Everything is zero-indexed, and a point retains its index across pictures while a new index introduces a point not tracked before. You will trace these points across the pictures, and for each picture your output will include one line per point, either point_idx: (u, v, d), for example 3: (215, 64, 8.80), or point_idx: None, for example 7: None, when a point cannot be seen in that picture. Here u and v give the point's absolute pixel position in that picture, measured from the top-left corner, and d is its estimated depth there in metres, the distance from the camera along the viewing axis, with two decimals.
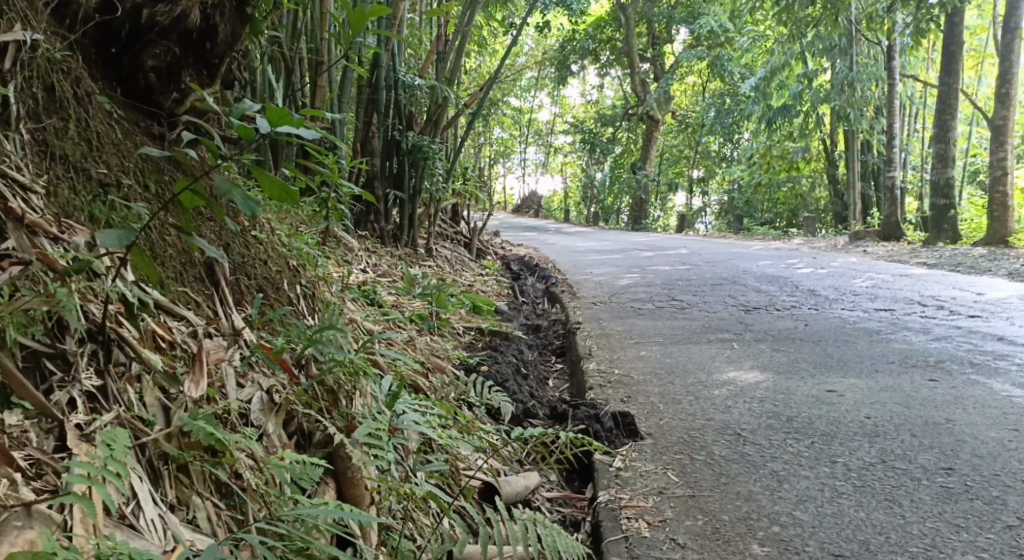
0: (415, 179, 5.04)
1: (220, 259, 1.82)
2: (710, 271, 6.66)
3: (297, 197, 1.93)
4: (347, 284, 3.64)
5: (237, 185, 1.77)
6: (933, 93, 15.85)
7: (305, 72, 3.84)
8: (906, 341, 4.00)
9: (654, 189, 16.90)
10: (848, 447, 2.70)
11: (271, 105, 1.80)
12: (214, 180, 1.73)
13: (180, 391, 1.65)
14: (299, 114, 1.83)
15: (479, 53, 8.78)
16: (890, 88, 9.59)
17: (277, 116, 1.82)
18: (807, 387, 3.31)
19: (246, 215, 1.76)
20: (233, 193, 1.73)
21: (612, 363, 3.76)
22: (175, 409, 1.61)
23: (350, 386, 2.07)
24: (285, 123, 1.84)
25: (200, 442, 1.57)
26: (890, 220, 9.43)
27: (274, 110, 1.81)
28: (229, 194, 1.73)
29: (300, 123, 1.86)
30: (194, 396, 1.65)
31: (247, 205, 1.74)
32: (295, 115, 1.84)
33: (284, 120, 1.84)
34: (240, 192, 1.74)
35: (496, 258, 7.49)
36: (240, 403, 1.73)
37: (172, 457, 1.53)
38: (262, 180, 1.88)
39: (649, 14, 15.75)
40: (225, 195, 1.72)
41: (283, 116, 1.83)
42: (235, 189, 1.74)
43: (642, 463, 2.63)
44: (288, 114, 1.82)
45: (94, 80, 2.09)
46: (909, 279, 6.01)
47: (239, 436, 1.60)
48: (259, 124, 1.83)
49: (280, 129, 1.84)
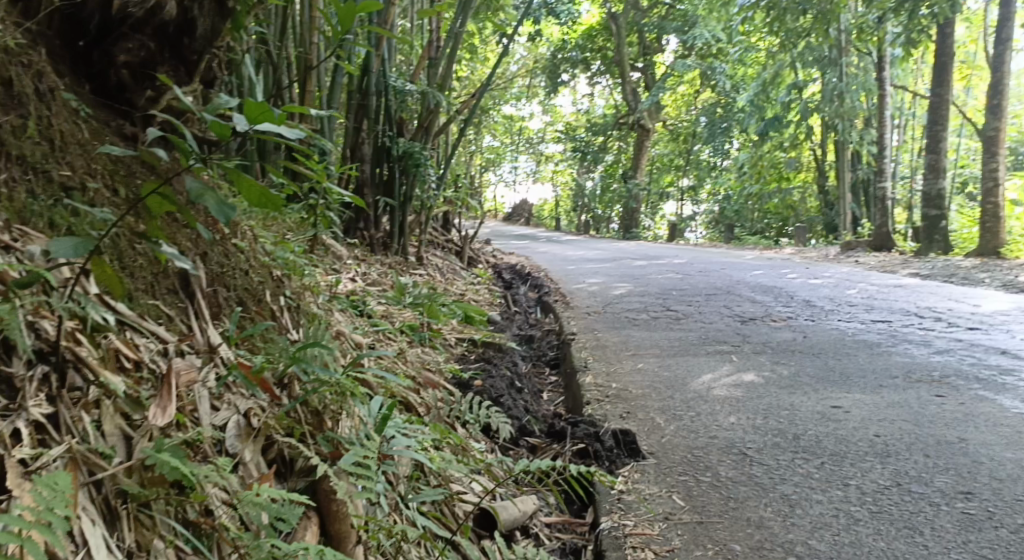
0: (407, 187, 4.84)
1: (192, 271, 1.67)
2: (704, 281, 6.53)
3: (280, 204, 1.77)
4: (335, 294, 3.49)
5: (211, 189, 1.62)
6: (923, 103, 15.74)
7: (292, 76, 3.71)
8: (908, 355, 3.87)
9: (645, 198, 16.80)
10: (860, 468, 2.55)
11: (249, 99, 1.65)
12: (185, 184, 1.58)
13: (144, 419, 1.49)
14: (282, 110, 1.69)
15: (471, 59, 8.63)
16: (880, 97, 9.48)
17: (255, 112, 1.67)
18: (811, 403, 3.17)
19: (220, 222, 1.60)
20: (205, 197, 1.58)
21: (609, 377, 3.60)
22: (139, 438, 1.46)
23: (337, 407, 1.92)
24: (265, 119, 1.69)
25: (165, 477, 1.41)
26: (882, 230, 9.28)
27: (252, 105, 1.66)
28: (201, 199, 1.57)
29: (283, 121, 1.70)
30: (160, 424, 1.49)
31: (222, 211, 1.59)
32: (278, 112, 1.69)
33: (264, 117, 1.69)
34: (212, 197, 1.58)
35: (489, 267, 7.35)
36: (213, 430, 1.57)
37: (131, 495, 1.37)
38: (239, 183, 1.72)
39: (639, 24, 15.68)
40: (196, 200, 1.56)
41: (262, 110, 1.67)
42: (207, 192, 1.58)
43: (645, 485, 2.49)
44: (267, 109, 1.67)
45: (59, 76, 1.95)
46: (904, 290, 5.88)
47: (209, 470, 1.44)
48: (236, 121, 1.67)
49: (261, 127, 1.69)
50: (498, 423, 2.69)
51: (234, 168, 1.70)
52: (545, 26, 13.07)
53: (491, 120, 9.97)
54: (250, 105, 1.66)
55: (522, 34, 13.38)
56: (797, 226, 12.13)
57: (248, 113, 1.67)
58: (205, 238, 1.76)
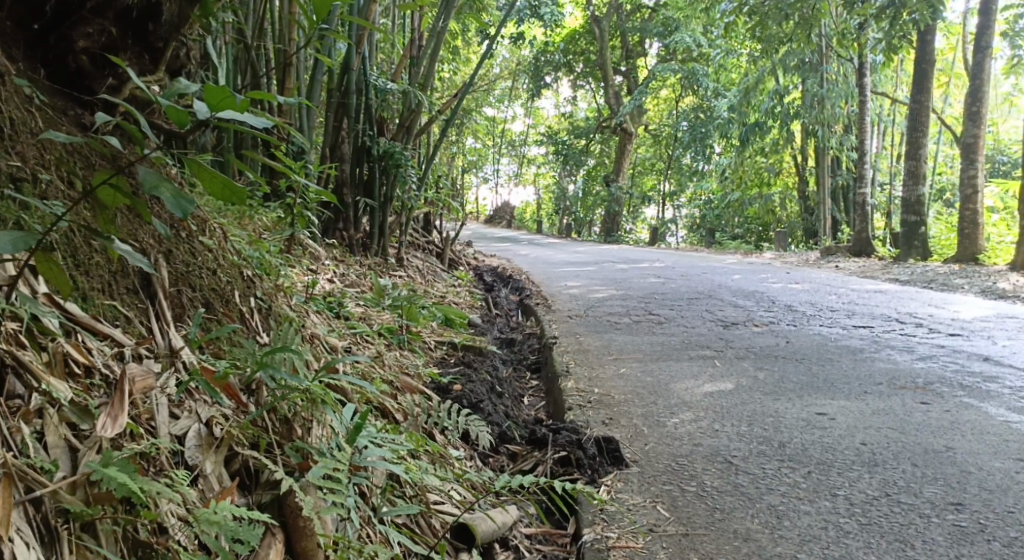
0: (387, 187, 4.80)
1: (148, 269, 1.57)
2: (686, 285, 6.46)
3: (245, 197, 1.65)
4: (311, 295, 3.39)
5: (168, 181, 1.51)
6: (903, 110, 15.74)
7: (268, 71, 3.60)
8: (892, 361, 3.79)
9: (627, 202, 16.72)
10: (848, 478, 2.47)
11: (209, 84, 1.54)
12: (139, 174, 1.46)
13: (93, 429, 1.38)
14: (246, 97, 1.58)
15: (452, 61, 8.52)
16: (861, 102, 9.40)
17: (216, 98, 1.57)
18: (796, 410, 3.07)
19: (176, 216, 1.49)
20: (160, 189, 1.46)
21: (591, 382, 3.51)
22: (86, 450, 1.35)
23: (308, 416, 1.82)
24: (228, 106, 1.59)
25: (111, 493, 1.30)
26: (862, 236, 9.20)
27: (214, 90, 1.55)
28: (155, 191, 1.46)
29: (246, 108, 1.59)
30: (109, 435, 1.38)
31: (178, 205, 1.47)
32: (241, 99, 1.59)
33: (227, 104, 1.58)
34: (168, 190, 1.47)
35: (469, 269, 7.24)
36: (170, 441, 1.46)
37: (73, 513, 1.27)
38: (200, 175, 1.61)
39: (623, 27, 15.60)
40: (150, 191, 1.45)
41: (223, 96, 1.56)
42: (163, 184, 1.47)
43: (627, 495, 2.39)
44: (230, 94, 1.56)
45: (13, 61, 1.87)
46: (884, 295, 5.83)
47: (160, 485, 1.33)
48: (196, 108, 1.56)
49: (224, 115, 1.59)
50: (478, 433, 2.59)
51: (195, 159, 1.59)
52: (528, 28, 13.01)
53: (475, 121, 9.88)
54: (211, 90, 1.55)
55: (505, 36, 13.31)
56: (777, 231, 12.09)
57: (209, 99, 1.57)
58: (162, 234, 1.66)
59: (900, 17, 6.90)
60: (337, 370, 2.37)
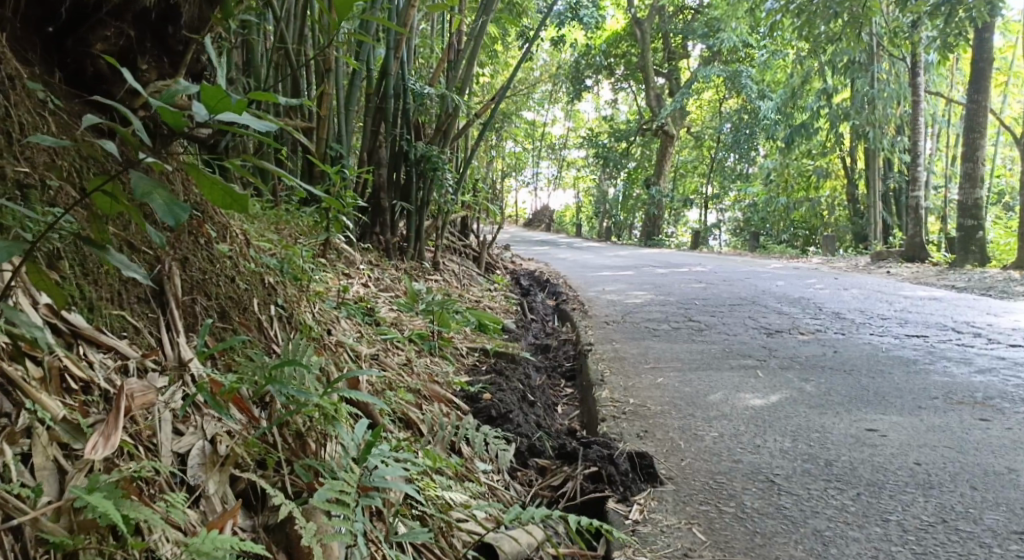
0: (423, 191, 4.68)
1: (145, 279, 1.49)
2: (728, 291, 6.30)
3: (248, 204, 1.57)
4: (342, 301, 3.32)
5: (163, 187, 1.43)
6: (957, 111, 15.31)
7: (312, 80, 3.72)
8: (947, 374, 3.62)
9: (668, 205, 16.50)
10: (900, 501, 2.33)
11: (204, 84, 1.47)
12: (131, 180, 1.39)
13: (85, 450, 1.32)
14: (243, 97, 1.51)
15: (492, 64, 8.44)
16: (913, 102, 9.11)
17: (213, 99, 1.50)
18: (843, 425, 2.93)
19: (169, 224, 1.41)
20: (152, 196, 1.39)
21: (626, 391, 3.40)
22: (74, 473, 1.30)
23: (322, 431, 1.75)
24: (225, 108, 1.52)
25: (97, 521, 1.24)
26: (914, 240, 8.90)
27: (210, 90, 1.49)
28: (147, 197, 1.38)
29: (244, 109, 1.52)
30: (99, 457, 1.32)
31: (170, 213, 1.39)
32: (238, 100, 1.52)
33: (224, 106, 1.51)
34: (161, 196, 1.40)
35: (506, 273, 7.16)
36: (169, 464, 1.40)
37: (53, 543, 1.21)
38: (200, 181, 1.53)
39: (665, 28, 15.45)
40: (141, 198, 1.38)
41: (219, 97, 1.50)
42: (156, 190, 1.40)
43: (663, 516, 2.29)
44: (225, 95, 1.49)
45: (29, 65, 1.83)
46: (939, 303, 5.61)
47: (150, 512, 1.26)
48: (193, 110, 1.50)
49: (222, 118, 1.52)
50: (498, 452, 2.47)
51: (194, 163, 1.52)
52: (568, 31, 12.89)
53: (515, 124, 9.77)
54: (208, 90, 1.49)
55: (545, 39, 13.20)
56: (825, 235, 11.81)
57: (206, 101, 1.50)
58: (159, 244, 1.58)
59: (955, 14, 6.67)
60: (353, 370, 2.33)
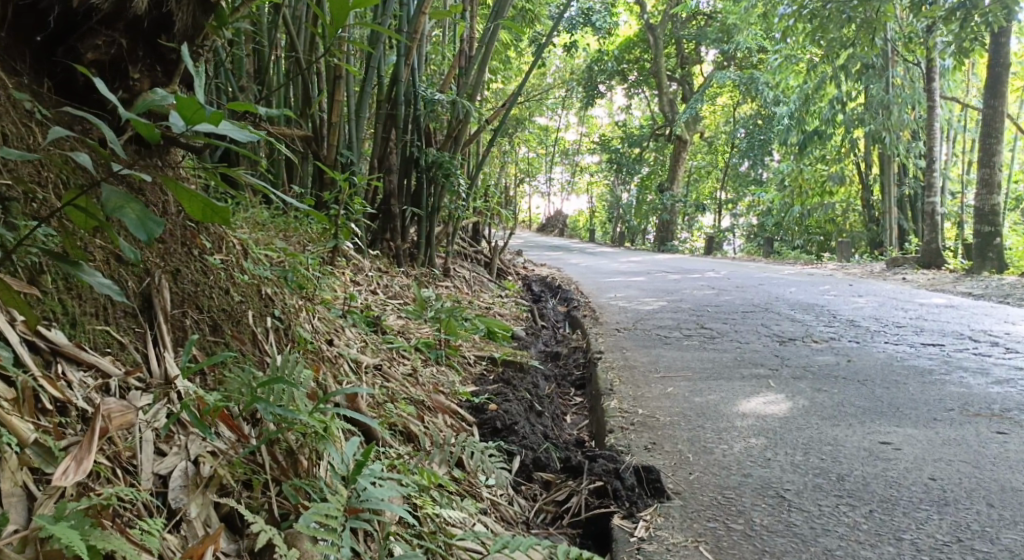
0: (435, 197, 4.63)
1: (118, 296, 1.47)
2: (742, 297, 6.22)
3: (229, 216, 1.56)
4: (348, 309, 3.26)
5: (138, 201, 1.46)
6: (974, 116, 15.12)
7: (320, 87, 3.68)
8: (964, 385, 3.53)
9: (682, 211, 16.35)
10: (914, 518, 2.26)
11: (180, 96, 1.51)
12: (104, 194, 1.42)
13: (55, 474, 1.34)
14: (216, 108, 1.53)
15: (504, 71, 8.37)
16: (928, 106, 8.98)
17: (189, 110, 1.53)
18: (857, 438, 2.85)
19: (141, 240, 1.43)
20: (124, 210, 1.42)
21: (635, 401, 3.33)
22: (43, 499, 1.31)
23: (316, 449, 1.73)
24: (200, 119, 1.54)
25: (61, 550, 1.25)
26: (931, 246, 8.75)
27: (184, 102, 1.52)
28: (118, 212, 1.41)
29: (218, 120, 1.54)
30: (67, 483, 1.34)
31: (143, 227, 1.42)
32: (212, 111, 1.54)
33: (199, 116, 1.54)
34: (133, 211, 1.43)
35: (518, 279, 7.09)
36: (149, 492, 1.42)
37: None
38: (179, 193, 1.53)
39: (678, 35, 15.34)
40: (113, 212, 1.41)
41: (194, 108, 1.53)
42: (128, 205, 1.43)
43: (668, 533, 2.22)
44: (200, 106, 1.52)
45: (17, 75, 1.78)
46: (957, 311, 5.50)
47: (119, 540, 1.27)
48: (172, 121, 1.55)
49: (197, 129, 1.55)
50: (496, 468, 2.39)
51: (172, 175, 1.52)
52: (581, 36, 12.77)
53: (528, 130, 9.69)
54: (182, 102, 1.52)
55: (558, 45, 13.08)
56: (840, 241, 11.67)
57: (182, 112, 1.54)
58: (134, 260, 1.58)
59: (971, 19, 6.58)
60: (347, 380, 2.28)
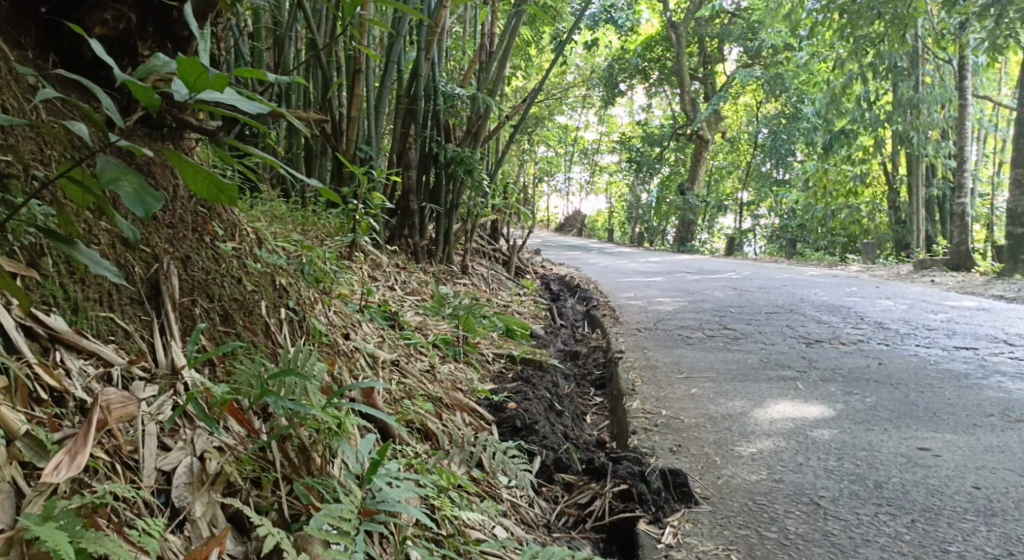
0: (454, 193, 4.53)
1: (115, 276, 1.38)
2: (766, 299, 6.08)
3: (236, 194, 1.45)
4: (364, 304, 3.16)
5: (136, 174, 1.36)
6: (1003, 117, 14.84)
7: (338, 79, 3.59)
8: (1002, 390, 3.40)
9: (703, 211, 16.15)
10: (960, 529, 2.14)
11: (182, 58, 1.42)
12: (100, 165, 1.33)
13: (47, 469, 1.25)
14: (222, 71, 1.44)
15: (524, 67, 8.25)
16: (960, 106, 8.75)
17: (192, 74, 1.43)
18: (894, 444, 2.73)
19: (138, 215, 1.33)
20: (120, 182, 1.32)
21: (658, 403, 3.22)
22: (32, 496, 1.22)
23: (329, 446, 1.64)
24: (204, 84, 1.45)
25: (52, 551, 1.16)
26: (960, 248, 8.54)
27: (188, 64, 1.42)
28: (114, 184, 1.32)
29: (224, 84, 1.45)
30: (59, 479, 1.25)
31: (140, 201, 1.32)
32: (217, 75, 1.45)
33: (203, 82, 1.45)
34: (130, 183, 1.33)
35: (536, 278, 6.97)
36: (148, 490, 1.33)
37: None
38: (181, 166, 1.44)
39: (701, 33, 15.15)
40: (109, 184, 1.31)
41: (197, 71, 1.43)
42: (125, 177, 1.33)
43: (697, 540, 2.11)
44: (203, 68, 1.43)
45: (22, 49, 1.70)
46: (991, 314, 5.34)
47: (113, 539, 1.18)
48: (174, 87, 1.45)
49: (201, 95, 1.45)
50: (517, 470, 2.29)
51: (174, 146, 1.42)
52: (602, 34, 12.60)
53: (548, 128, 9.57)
54: (185, 65, 1.42)
55: (580, 43, 12.91)
56: (865, 243, 11.44)
57: (185, 78, 1.44)
58: (135, 240, 1.50)
59: (1006, 15, 6.41)
60: (362, 375, 2.18)
